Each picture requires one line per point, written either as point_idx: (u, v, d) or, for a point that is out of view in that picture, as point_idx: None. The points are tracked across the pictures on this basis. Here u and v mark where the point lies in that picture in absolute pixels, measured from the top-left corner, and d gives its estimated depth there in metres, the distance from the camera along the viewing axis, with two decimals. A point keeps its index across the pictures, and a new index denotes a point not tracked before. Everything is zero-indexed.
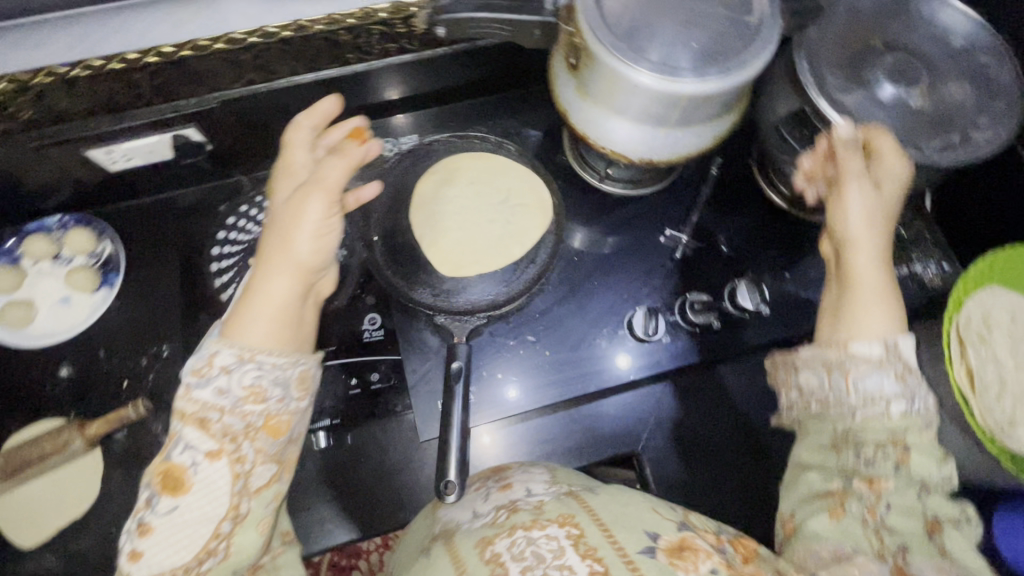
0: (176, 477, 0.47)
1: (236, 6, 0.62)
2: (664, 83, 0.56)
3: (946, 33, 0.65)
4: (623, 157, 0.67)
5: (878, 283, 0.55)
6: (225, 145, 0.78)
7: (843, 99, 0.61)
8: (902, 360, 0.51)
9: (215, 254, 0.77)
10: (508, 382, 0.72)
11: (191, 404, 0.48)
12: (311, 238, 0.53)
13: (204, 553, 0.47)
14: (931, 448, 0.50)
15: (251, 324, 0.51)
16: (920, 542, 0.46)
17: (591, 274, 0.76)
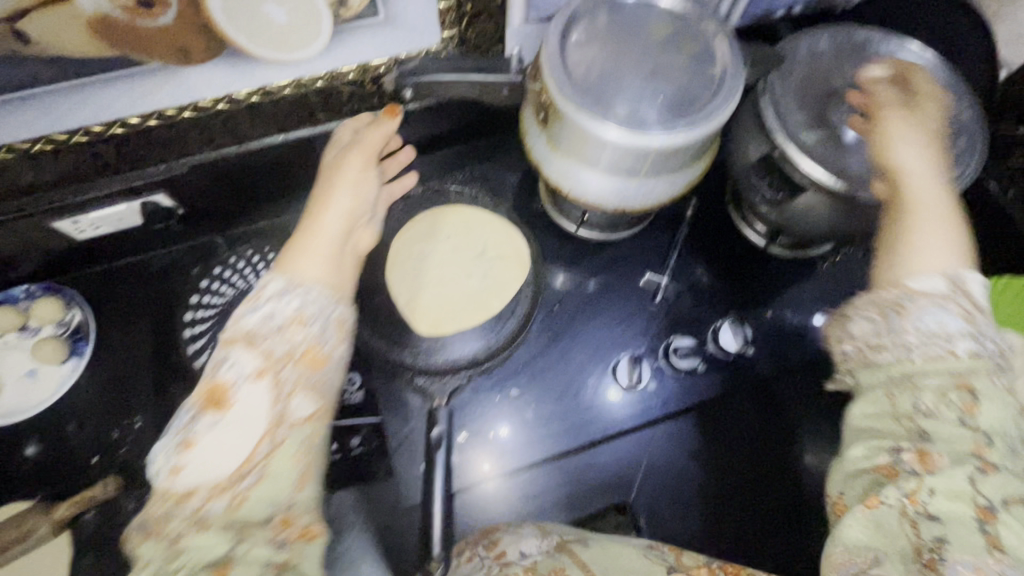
0: (220, 393, 0.49)
1: (199, 75, 0.60)
2: (632, 139, 0.56)
3: (906, 73, 0.65)
4: (597, 206, 0.67)
5: (938, 214, 0.56)
6: (197, 205, 0.76)
7: (810, 141, 0.61)
8: (966, 295, 0.52)
9: (188, 319, 0.74)
10: (494, 439, 0.70)
11: (238, 331, 0.52)
12: (350, 191, 0.63)
13: (241, 473, 0.47)
14: (1005, 398, 0.48)
15: (301, 263, 0.58)
16: (965, 531, 0.43)
17: (573, 321, 0.75)
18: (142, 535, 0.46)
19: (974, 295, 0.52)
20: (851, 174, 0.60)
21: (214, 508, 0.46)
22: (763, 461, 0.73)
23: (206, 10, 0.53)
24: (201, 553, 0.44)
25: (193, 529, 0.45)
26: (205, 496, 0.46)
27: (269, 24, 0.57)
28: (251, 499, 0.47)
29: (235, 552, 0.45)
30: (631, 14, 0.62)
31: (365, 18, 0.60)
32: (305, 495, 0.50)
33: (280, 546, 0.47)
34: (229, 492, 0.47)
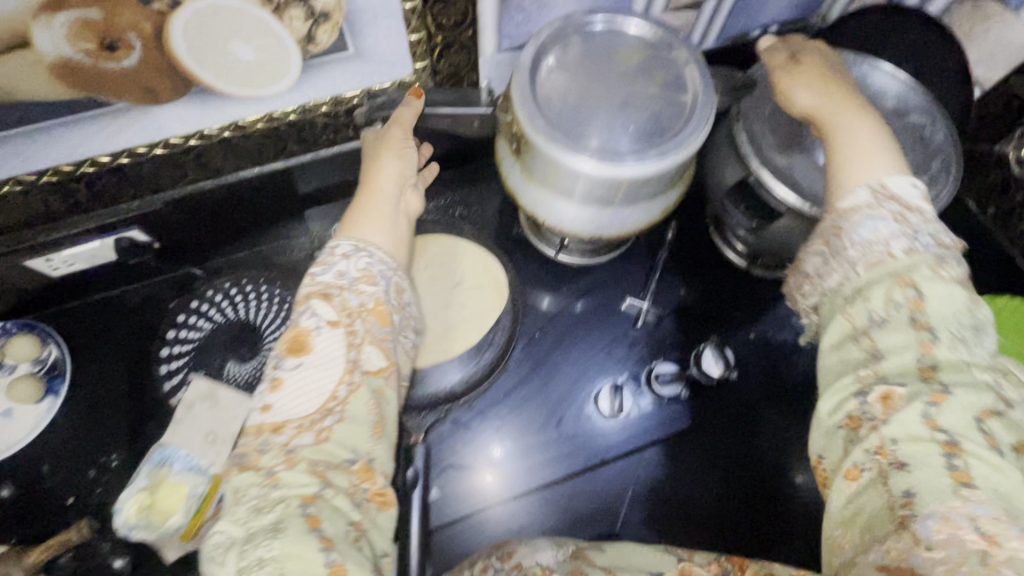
0: (301, 340, 0.48)
1: (169, 113, 0.59)
2: (606, 170, 0.56)
3: (879, 95, 0.65)
4: (574, 234, 0.66)
5: (865, 132, 0.52)
6: (173, 239, 0.76)
7: (786, 165, 0.61)
8: (898, 199, 0.47)
9: (164, 355, 0.74)
10: (476, 472, 0.69)
11: (316, 283, 0.51)
12: (393, 160, 0.62)
13: (324, 412, 0.47)
14: (955, 291, 0.44)
15: (372, 224, 0.57)
16: (931, 473, 0.39)
17: (555, 349, 0.75)
18: (234, 470, 0.44)
19: (907, 197, 0.48)
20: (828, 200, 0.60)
21: (300, 444, 0.45)
22: (752, 489, 0.72)
23: (170, 49, 0.52)
24: (293, 489, 0.43)
25: (283, 467, 0.44)
26: (292, 433, 0.45)
27: (236, 62, 0.56)
28: (334, 439, 0.46)
29: (322, 495, 0.43)
30: (601, 43, 0.61)
31: (334, 52, 0.60)
32: (383, 448, 0.49)
33: (356, 502, 0.45)
34: (312, 431, 0.46)
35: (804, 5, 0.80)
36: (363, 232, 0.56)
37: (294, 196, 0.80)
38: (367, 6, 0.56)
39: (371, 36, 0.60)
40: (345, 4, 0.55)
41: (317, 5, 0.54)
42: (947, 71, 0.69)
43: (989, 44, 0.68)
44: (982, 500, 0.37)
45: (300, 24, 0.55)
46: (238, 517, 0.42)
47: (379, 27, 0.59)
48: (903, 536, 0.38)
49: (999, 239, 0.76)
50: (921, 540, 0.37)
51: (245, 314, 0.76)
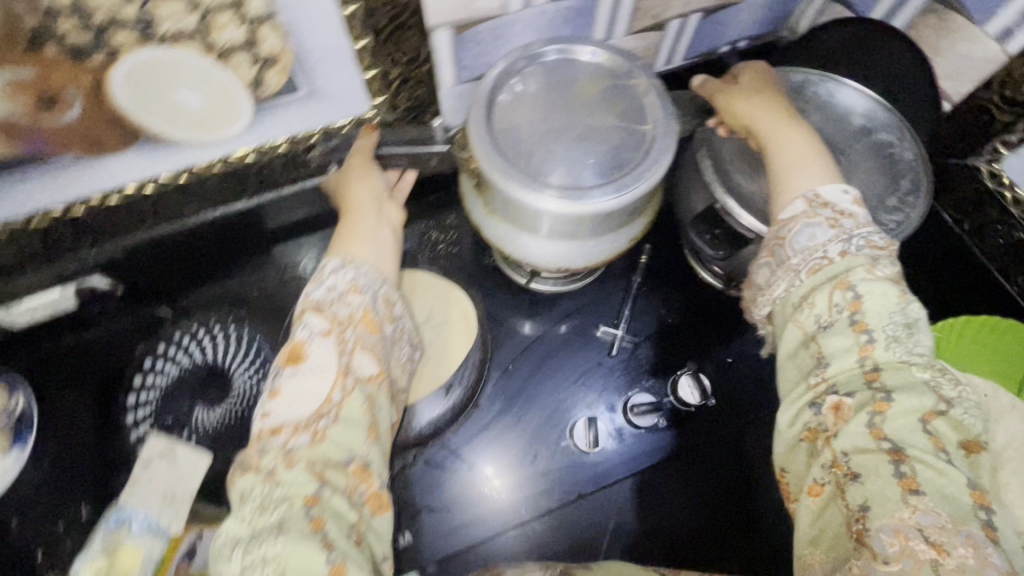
0: (296, 350, 0.47)
1: (120, 163, 0.58)
2: (569, 206, 0.54)
3: (845, 114, 0.64)
4: (542, 267, 0.65)
5: (799, 147, 0.53)
6: (136, 282, 0.76)
7: (754, 190, 0.59)
8: (831, 206, 0.49)
9: (130, 404, 0.71)
10: (451, 513, 0.67)
11: (308, 299, 0.50)
12: (366, 190, 0.65)
13: (319, 415, 0.45)
14: (888, 287, 0.46)
15: (359, 241, 0.57)
16: (881, 483, 0.39)
17: (530, 380, 0.74)
18: (239, 474, 0.44)
19: (840, 203, 0.49)
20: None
21: (297, 445, 0.44)
22: (735, 522, 0.70)
23: (112, 101, 0.51)
24: (294, 488, 0.41)
25: (283, 467, 0.43)
26: (289, 436, 0.44)
27: (183, 110, 0.55)
28: (330, 439, 0.44)
29: (322, 495, 0.42)
30: (557, 74, 0.60)
31: (286, 93, 0.58)
32: (379, 453, 0.47)
33: (354, 503, 0.44)
34: (308, 432, 0.44)
35: (773, 19, 0.78)
36: (350, 249, 0.56)
37: (261, 233, 0.78)
38: (316, 48, 0.55)
39: (323, 77, 0.58)
40: (291, 48, 0.53)
41: (263, 50, 0.52)
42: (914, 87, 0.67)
43: (955, 57, 0.66)
44: (929, 508, 0.38)
45: (247, 70, 0.54)
46: (244, 516, 0.41)
47: (329, 68, 0.57)
48: (862, 552, 0.38)
49: (975, 251, 0.76)
50: (878, 555, 0.37)
51: (214, 358, 0.76)
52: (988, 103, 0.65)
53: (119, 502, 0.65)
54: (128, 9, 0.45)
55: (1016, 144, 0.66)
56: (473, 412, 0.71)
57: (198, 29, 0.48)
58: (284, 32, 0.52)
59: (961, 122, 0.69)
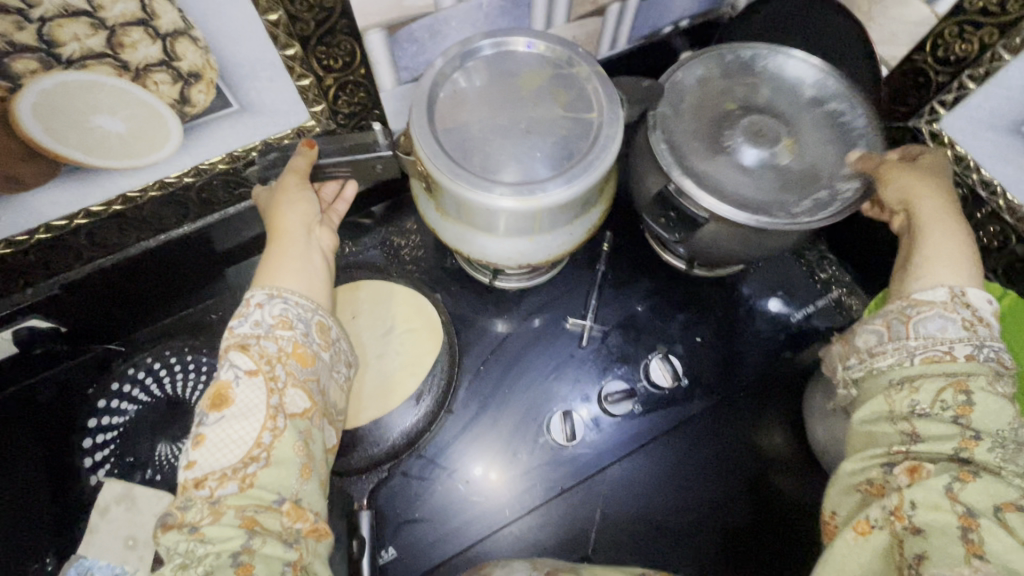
0: (222, 393, 0.46)
1: (41, 198, 0.54)
2: (525, 202, 0.53)
3: (795, 86, 0.65)
4: (502, 263, 0.64)
5: (960, 248, 0.53)
6: (81, 321, 0.71)
7: (711, 169, 0.60)
8: (971, 307, 0.50)
9: (88, 447, 0.68)
10: (432, 522, 0.66)
11: (233, 335, 0.48)
12: (297, 216, 0.58)
13: (248, 460, 0.44)
14: (1005, 405, 0.45)
15: (291, 270, 0.54)
16: (945, 540, 0.40)
17: (502, 381, 0.73)
18: (161, 531, 0.42)
19: (980, 308, 0.50)
20: (745, 199, 0.58)
21: (225, 493, 0.43)
22: (719, 501, 0.70)
23: (24, 133, 0.48)
24: (220, 544, 0.41)
25: (208, 520, 0.42)
26: (216, 484, 0.43)
27: (105, 136, 0.52)
28: (259, 484, 0.43)
29: (252, 545, 0.41)
30: (497, 68, 0.59)
31: (215, 109, 0.56)
32: (315, 487, 0.47)
33: (291, 542, 0.43)
34: (236, 479, 0.43)
35: None
36: (278, 280, 0.53)
37: (212, 256, 0.75)
38: (242, 59, 0.52)
39: (253, 89, 0.56)
40: (215, 62, 0.51)
41: (183, 66, 0.50)
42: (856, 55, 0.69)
43: (890, 20, 0.66)
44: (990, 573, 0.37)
45: (169, 88, 0.51)
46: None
47: (259, 79, 0.55)
48: None
49: None
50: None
51: (175, 392, 0.71)
52: (924, 65, 0.65)
53: (77, 554, 0.64)
54: (25, 33, 0.42)
55: (952, 104, 0.64)
56: (447, 418, 0.70)
57: (108, 48, 0.46)
58: (204, 45, 0.49)
59: (900, 84, 0.68)
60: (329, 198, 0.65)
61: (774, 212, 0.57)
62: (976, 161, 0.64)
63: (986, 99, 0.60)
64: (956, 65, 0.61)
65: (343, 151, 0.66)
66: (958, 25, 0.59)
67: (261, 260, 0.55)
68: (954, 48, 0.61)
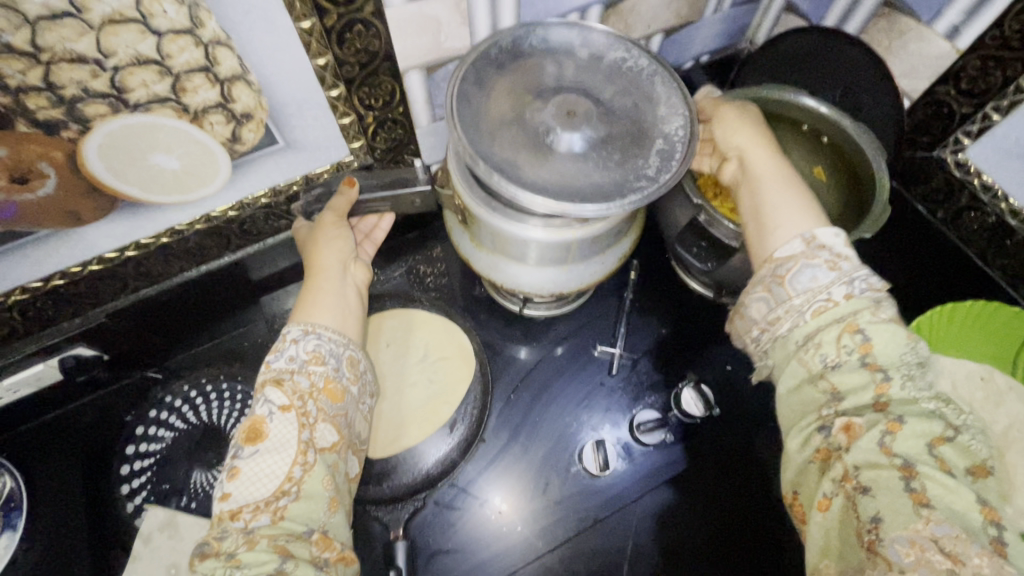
0: (257, 427, 0.46)
1: (97, 231, 0.57)
2: (612, 210, 0.46)
3: (552, 60, 0.53)
4: (534, 293, 0.66)
5: (784, 188, 0.53)
6: (122, 348, 0.72)
7: (545, 175, 0.48)
8: (828, 248, 0.48)
9: (126, 473, 0.69)
10: (463, 553, 0.65)
11: (269, 370, 0.49)
12: (333, 251, 0.60)
13: (279, 493, 0.44)
14: (896, 329, 0.45)
15: (326, 306, 0.55)
16: (890, 496, 0.39)
17: (533, 409, 0.73)
18: (196, 561, 0.42)
19: (835, 246, 0.48)
20: (597, 186, 0.48)
21: (258, 525, 0.43)
22: (762, 532, 0.68)
23: (88, 172, 0.50)
24: (256, 567, 0.40)
25: (243, 548, 0.42)
26: (250, 517, 0.43)
27: (161, 173, 0.55)
28: (291, 516, 0.44)
29: (286, 568, 0.40)
30: (489, 100, 0.51)
31: (262, 147, 0.58)
32: (341, 519, 0.47)
33: (321, 567, 0.43)
34: (268, 511, 0.44)
35: (731, 33, 0.83)
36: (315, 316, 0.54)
37: (248, 285, 0.78)
38: (290, 101, 0.55)
39: (299, 127, 0.59)
40: (266, 103, 0.54)
41: (237, 107, 0.53)
42: (874, 89, 0.68)
43: (910, 56, 0.67)
44: (941, 520, 0.38)
45: (222, 128, 0.53)
46: None
47: (305, 118, 0.58)
48: (877, 563, 0.37)
49: (950, 238, 0.74)
50: (893, 565, 0.36)
51: (210, 419, 0.72)
52: (946, 97, 0.65)
53: None
54: (99, 81, 0.44)
55: (977, 135, 0.65)
56: (479, 447, 0.70)
57: (171, 92, 0.48)
58: (258, 88, 0.52)
59: (922, 116, 0.69)
60: (366, 230, 0.69)
61: (630, 195, 0.47)
62: (1004, 190, 0.66)
63: (1011, 130, 0.61)
64: (980, 97, 0.62)
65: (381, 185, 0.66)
66: (981, 59, 0.60)
67: (299, 294, 0.57)
68: (978, 80, 0.61)
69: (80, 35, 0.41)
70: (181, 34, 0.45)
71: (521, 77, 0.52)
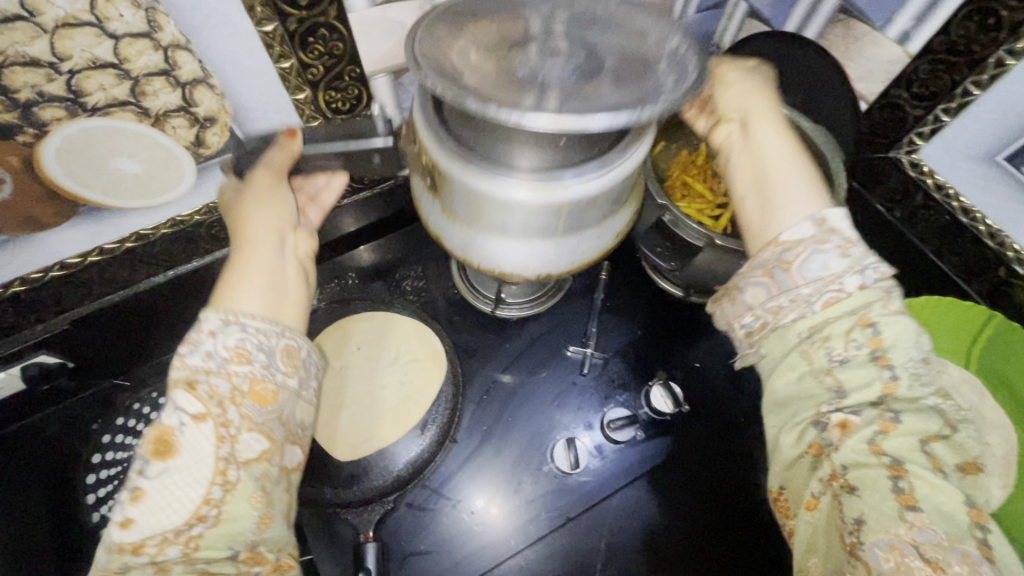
0: (164, 441, 0.41)
1: (58, 237, 0.56)
2: (652, 114, 0.39)
3: (515, 13, 0.48)
4: (517, 275, 0.58)
5: (791, 163, 0.50)
6: (89, 355, 0.71)
7: (546, 96, 0.40)
8: (838, 232, 0.46)
9: (91, 483, 0.69)
10: (432, 554, 0.65)
11: (181, 366, 0.42)
12: (265, 216, 0.52)
13: (194, 520, 0.39)
14: (906, 322, 0.44)
15: (248, 284, 0.48)
16: (878, 498, 0.39)
17: (505, 411, 0.73)
18: None
19: (844, 229, 0.46)
20: (609, 99, 0.40)
21: (167, 559, 0.38)
22: (730, 527, 0.70)
23: (46, 176, 0.50)
24: None
25: None
26: (156, 550, 0.39)
27: (123, 177, 0.54)
28: (208, 544, 0.39)
29: None
30: (457, 49, 0.44)
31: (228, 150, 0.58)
32: (277, 530, 0.43)
33: None
34: (179, 543, 0.39)
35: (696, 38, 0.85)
36: (239, 297, 0.47)
37: None
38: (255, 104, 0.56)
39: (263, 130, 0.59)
40: (229, 106, 0.54)
41: (199, 110, 0.52)
42: (831, 92, 0.71)
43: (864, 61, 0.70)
44: (926, 525, 0.38)
45: (185, 132, 0.53)
46: None
47: (269, 120, 0.58)
48: (857, 566, 0.39)
49: (908, 236, 0.76)
50: (873, 570, 0.38)
51: None
52: (899, 100, 0.68)
53: None
54: (54, 84, 0.44)
55: (929, 135, 0.67)
56: (451, 447, 0.71)
57: (130, 96, 0.48)
58: (220, 91, 0.52)
59: (880, 119, 0.71)
60: (311, 192, 0.60)
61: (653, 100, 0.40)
62: (955, 189, 0.68)
63: (961, 131, 0.64)
64: (931, 99, 0.64)
65: (330, 138, 0.60)
66: (930, 63, 0.62)
67: (221, 273, 0.49)
68: (928, 84, 0.64)
69: (33, 38, 0.41)
70: (138, 38, 0.44)
71: (482, 29, 0.47)
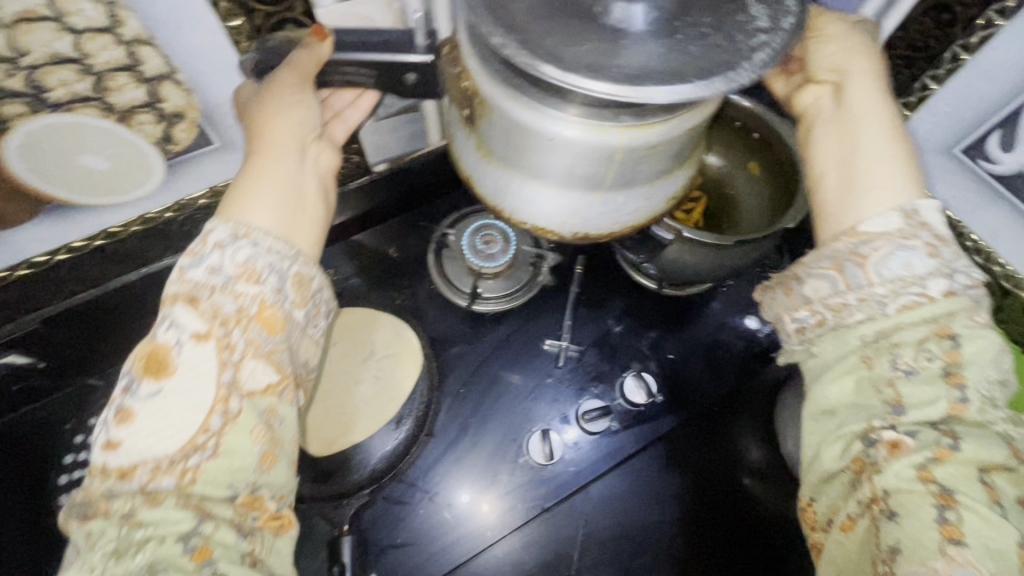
0: (161, 357, 0.38)
1: (24, 234, 0.56)
2: (738, 84, 0.35)
3: None
4: (549, 231, 0.49)
5: (888, 142, 0.45)
6: (60, 356, 0.71)
7: (619, 57, 0.35)
8: (929, 228, 0.42)
9: (64, 483, 0.68)
10: (408, 546, 0.66)
11: (183, 280, 0.40)
12: (281, 129, 0.46)
13: (190, 449, 0.37)
14: (991, 337, 0.40)
15: (258, 199, 0.43)
16: (920, 526, 0.35)
17: (481, 405, 0.74)
18: (77, 521, 0.36)
19: (936, 226, 0.42)
20: (683, 63, 0.36)
21: (160, 487, 0.36)
22: (702, 514, 0.71)
23: (9, 173, 0.49)
24: (162, 527, 0.35)
25: (144, 505, 0.35)
26: (148, 476, 0.36)
27: (90, 173, 0.54)
28: (205, 478, 0.36)
29: (204, 528, 0.35)
30: None
31: (197, 147, 0.58)
32: (280, 470, 0.40)
33: (244, 533, 0.37)
34: (174, 473, 0.36)
35: None
36: (250, 213, 0.43)
37: None
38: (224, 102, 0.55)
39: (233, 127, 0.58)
40: (198, 103, 0.54)
41: (166, 107, 0.52)
42: None
43: None
44: (968, 562, 0.34)
45: (152, 128, 0.53)
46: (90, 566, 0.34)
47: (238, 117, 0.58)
48: None
49: None
50: None
51: None
52: None
53: None
54: (14, 79, 0.44)
55: None
56: (428, 441, 0.71)
57: (94, 92, 0.48)
58: (187, 87, 0.52)
59: None
60: (335, 108, 0.54)
61: (734, 70, 0.36)
62: None
63: (921, 124, 0.66)
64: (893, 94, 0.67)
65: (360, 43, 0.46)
66: (891, 60, 0.64)
67: (233, 181, 0.45)
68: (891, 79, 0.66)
69: None
70: (100, 32, 0.44)
71: None
